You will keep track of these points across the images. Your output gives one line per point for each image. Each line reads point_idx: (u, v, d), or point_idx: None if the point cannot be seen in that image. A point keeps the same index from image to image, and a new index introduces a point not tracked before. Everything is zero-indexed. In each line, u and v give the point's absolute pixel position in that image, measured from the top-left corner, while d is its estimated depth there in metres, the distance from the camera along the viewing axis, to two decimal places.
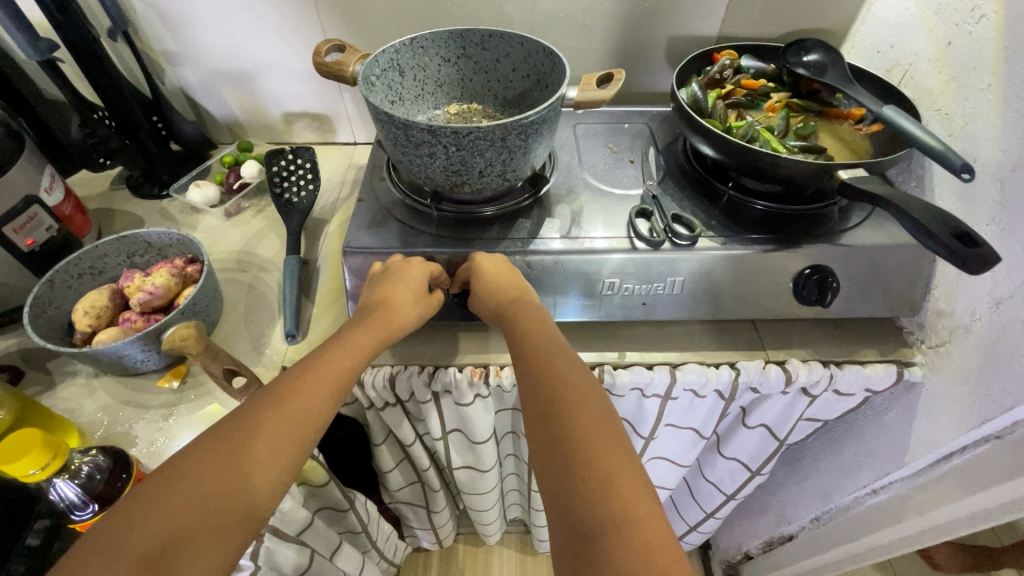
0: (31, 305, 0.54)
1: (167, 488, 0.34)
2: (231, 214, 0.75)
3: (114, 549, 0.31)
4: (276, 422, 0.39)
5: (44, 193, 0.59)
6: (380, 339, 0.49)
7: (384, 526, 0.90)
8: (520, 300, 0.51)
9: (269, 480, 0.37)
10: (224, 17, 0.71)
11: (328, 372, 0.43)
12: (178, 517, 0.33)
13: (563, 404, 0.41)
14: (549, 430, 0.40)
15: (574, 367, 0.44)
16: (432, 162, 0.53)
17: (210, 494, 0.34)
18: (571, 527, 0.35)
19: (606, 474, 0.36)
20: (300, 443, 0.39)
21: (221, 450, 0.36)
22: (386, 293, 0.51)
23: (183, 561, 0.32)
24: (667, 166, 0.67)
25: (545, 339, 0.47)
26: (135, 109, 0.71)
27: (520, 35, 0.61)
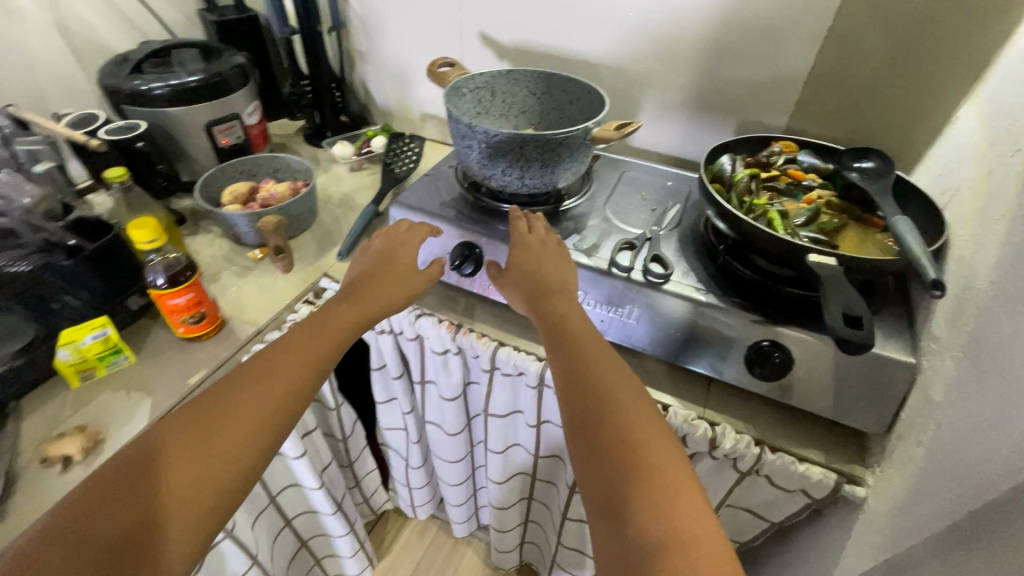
0: (204, 179, 0.82)
1: (203, 417, 0.44)
2: (354, 170, 1.00)
3: (162, 466, 0.41)
4: (297, 357, 0.50)
5: (245, 115, 0.88)
6: (389, 301, 0.59)
7: (369, 459, 1.04)
8: (561, 295, 0.59)
9: (290, 391, 0.48)
10: (402, 34, 0.97)
11: (340, 320, 0.55)
12: (222, 437, 0.44)
13: (619, 433, 0.44)
14: (598, 458, 0.43)
15: (614, 393, 0.47)
16: (469, 153, 0.68)
17: (238, 417, 0.45)
18: (630, 546, 0.38)
19: (665, 488, 0.40)
20: (313, 368, 0.50)
21: (252, 382, 0.47)
22: (386, 267, 0.63)
23: (219, 461, 0.43)
24: (683, 222, 0.73)
25: (591, 360, 0.51)
26: (325, 83, 1.00)
27: (589, 84, 0.75)
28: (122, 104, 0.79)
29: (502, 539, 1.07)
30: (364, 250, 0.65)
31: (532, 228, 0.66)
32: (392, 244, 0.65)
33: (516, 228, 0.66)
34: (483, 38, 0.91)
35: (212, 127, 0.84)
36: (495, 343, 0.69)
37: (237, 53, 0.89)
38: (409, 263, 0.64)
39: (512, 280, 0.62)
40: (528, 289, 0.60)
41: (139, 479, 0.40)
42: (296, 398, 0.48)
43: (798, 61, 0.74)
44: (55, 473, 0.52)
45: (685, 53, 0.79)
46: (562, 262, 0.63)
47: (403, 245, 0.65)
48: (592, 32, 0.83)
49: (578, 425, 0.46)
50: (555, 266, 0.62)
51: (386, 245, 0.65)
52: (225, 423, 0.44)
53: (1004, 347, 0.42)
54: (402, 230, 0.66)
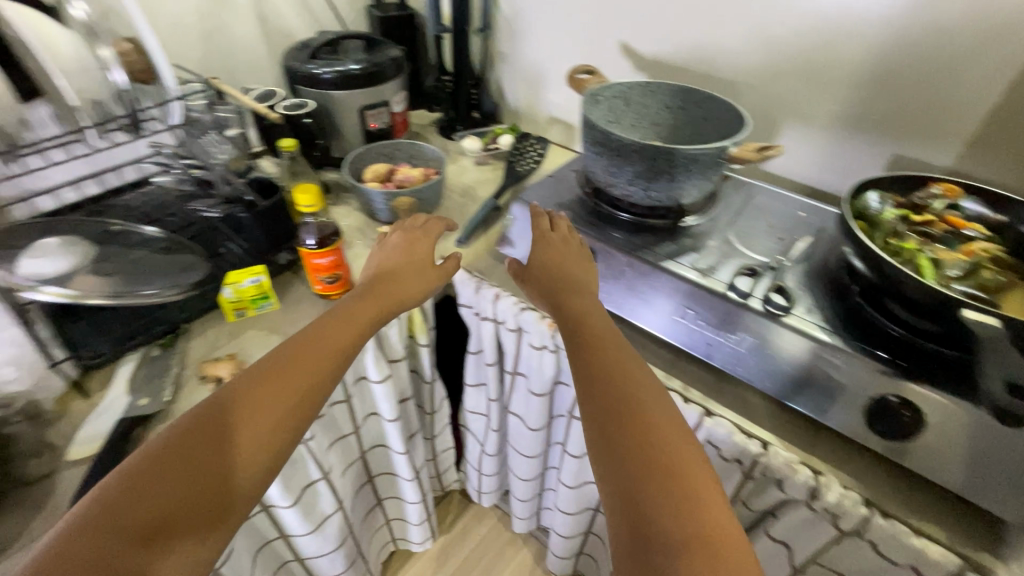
0: (352, 156, 0.91)
1: (252, 383, 0.47)
2: (479, 164, 1.05)
3: (213, 428, 0.44)
4: (344, 327, 0.55)
5: (393, 103, 0.96)
6: (423, 286, 0.65)
7: (448, 437, 1.09)
8: (580, 292, 0.62)
9: (333, 357, 0.52)
10: (544, 38, 1.01)
11: (381, 296, 0.60)
12: (275, 396, 0.47)
13: (642, 438, 0.45)
14: (618, 455, 0.45)
15: (637, 399, 0.49)
16: (599, 159, 0.70)
17: (284, 385, 0.48)
18: (653, 544, 0.39)
19: (686, 483, 0.42)
20: (354, 337, 0.55)
21: (295, 354, 0.50)
22: (410, 250, 0.68)
23: (270, 422, 0.46)
24: (814, 257, 0.69)
25: (615, 366, 0.52)
26: (465, 79, 1.07)
27: (730, 103, 0.73)
28: (297, 85, 0.90)
29: (561, 544, 1.07)
30: (383, 244, 0.69)
31: (552, 225, 0.70)
32: (413, 234, 0.70)
33: (539, 227, 0.70)
34: (623, 48, 0.92)
35: (365, 111, 0.93)
36: None
37: (395, 46, 0.98)
38: (426, 257, 0.68)
39: (533, 276, 0.66)
40: (548, 284, 0.64)
41: (187, 449, 0.43)
42: (339, 361, 0.52)
43: (978, 97, 0.67)
44: (207, 390, 0.62)
45: (841, 79, 0.75)
46: (583, 264, 0.67)
47: (419, 240, 0.69)
48: (740, 50, 0.81)
49: (598, 422, 0.48)
50: (575, 265, 0.66)
51: (404, 240, 0.69)
52: (270, 390, 0.47)
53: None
54: (418, 226, 0.71)
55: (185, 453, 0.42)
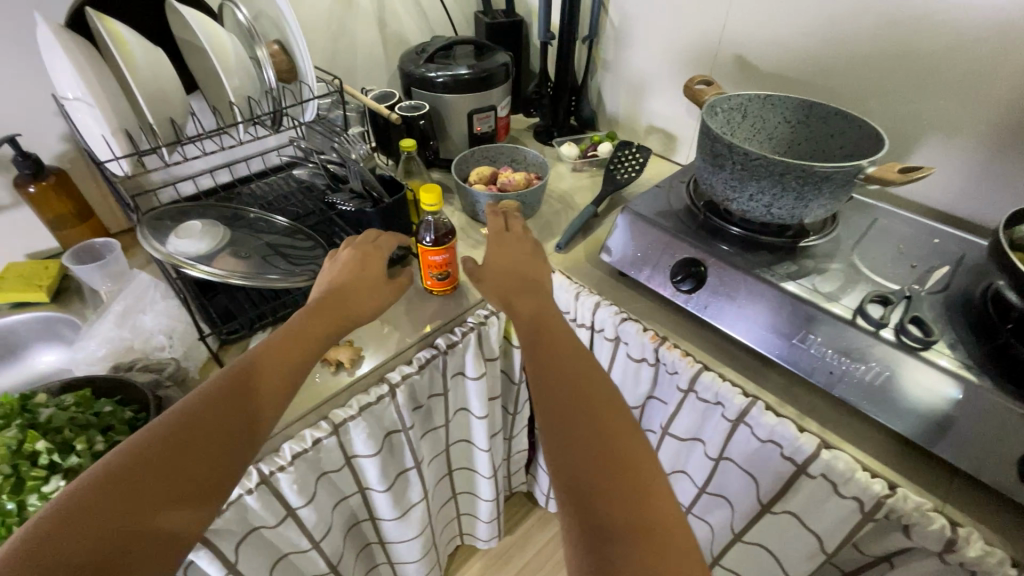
0: (458, 158, 0.93)
1: (224, 378, 0.49)
2: (575, 171, 1.05)
3: (181, 423, 0.45)
4: (315, 321, 0.56)
5: (499, 108, 0.98)
6: (393, 288, 0.64)
7: (523, 439, 1.10)
8: (541, 296, 0.63)
9: (306, 351, 0.54)
10: (652, 47, 1.00)
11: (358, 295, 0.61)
12: (252, 386, 0.49)
13: (593, 447, 0.47)
14: (562, 459, 0.47)
15: (598, 410, 0.50)
16: (718, 173, 0.68)
17: (262, 378, 0.50)
18: (597, 543, 0.42)
19: (636, 488, 0.45)
20: (328, 332, 0.57)
21: (272, 349, 0.52)
22: (369, 256, 0.65)
23: (251, 411, 0.48)
24: (954, 289, 0.63)
25: (568, 376, 0.53)
26: (567, 86, 1.07)
27: (863, 120, 0.70)
28: (412, 88, 0.94)
29: None
30: (332, 261, 0.64)
31: (508, 228, 0.72)
32: (373, 243, 0.66)
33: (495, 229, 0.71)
34: (738, 60, 0.90)
35: (473, 115, 0.95)
36: (700, 366, 0.67)
37: (505, 53, 1.00)
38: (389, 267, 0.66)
39: (491, 278, 0.65)
40: (511, 291, 0.63)
41: (169, 441, 0.44)
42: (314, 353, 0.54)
43: None
44: (327, 373, 0.66)
45: (993, 98, 0.69)
46: (537, 264, 0.69)
47: (373, 255, 0.65)
48: (873, 65, 0.77)
49: (552, 425, 0.49)
50: (529, 267, 0.67)
51: (357, 254, 0.64)
52: (250, 383, 0.49)
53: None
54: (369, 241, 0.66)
55: (161, 445, 0.43)
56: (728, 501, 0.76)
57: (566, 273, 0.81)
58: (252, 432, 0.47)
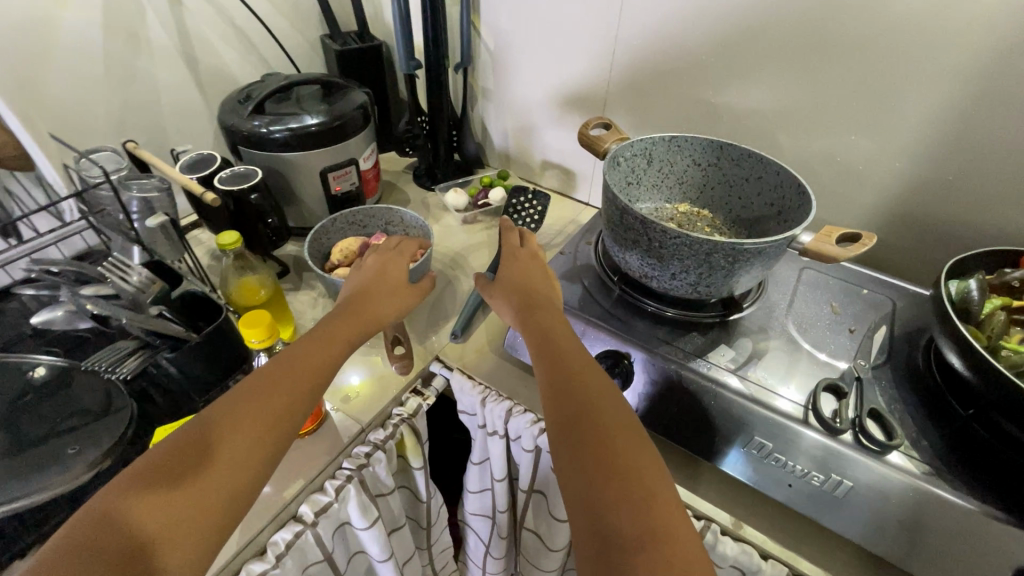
0: (315, 232, 0.74)
1: (216, 406, 0.43)
2: (466, 223, 0.89)
3: (195, 435, 0.40)
4: (333, 338, 0.51)
5: (361, 160, 0.80)
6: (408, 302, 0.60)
7: (445, 539, 0.93)
8: (546, 298, 0.56)
9: (315, 365, 0.48)
10: (535, 76, 0.87)
11: (369, 309, 0.56)
12: (269, 393, 0.44)
13: (606, 433, 0.41)
14: (579, 448, 0.41)
15: (605, 397, 0.45)
16: (632, 248, 0.56)
17: (264, 400, 0.44)
18: (605, 544, 0.36)
19: (645, 485, 0.38)
20: (334, 348, 0.50)
21: (279, 370, 0.46)
22: (383, 268, 0.61)
23: (234, 443, 0.41)
24: (893, 354, 0.57)
25: (584, 364, 0.48)
26: (443, 122, 0.91)
27: (779, 164, 0.60)
28: (239, 146, 0.72)
29: None
30: (357, 269, 0.62)
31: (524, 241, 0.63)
32: (389, 254, 0.63)
33: (509, 243, 0.63)
34: (633, 87, 0.78)
35: (328, 174, 0.76)
36: None
37: (360, 90, 0.81)
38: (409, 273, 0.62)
39: (500, 286, 0.58)
40: (514, 293, 0.57)
41: (154, 483, 0.37)
42: (323, 369, 0.48)
43: None
44: None
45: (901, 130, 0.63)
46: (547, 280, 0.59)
47: (394, 262, 0.62)
48: (777, 94, 0.68)
49: (569, 419, 0.43)
50: (539, 280, 0.58)
51: (379, 262, 0.62)
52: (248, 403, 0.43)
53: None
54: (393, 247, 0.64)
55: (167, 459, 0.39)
56: None
57: (465, 370, 0.66)
58: (224, 468, 0.40)
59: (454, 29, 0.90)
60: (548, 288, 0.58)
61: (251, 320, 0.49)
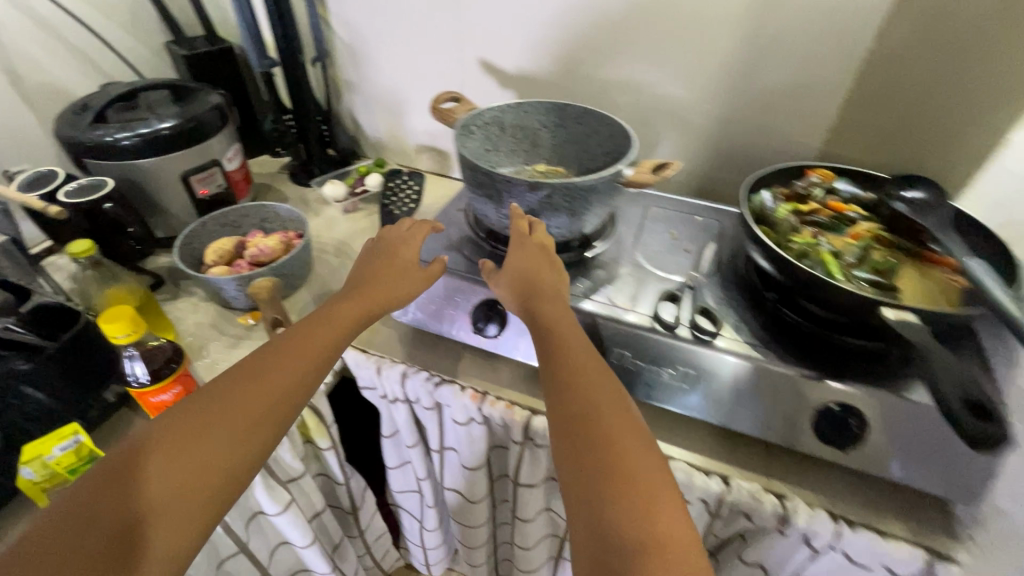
0: (183, 236, 0.72)
1: (151, 442, 0.39)
2: (348, 212, 0.91)
3: (138, 461, 0.38)
4: (293, 357, 0.47)
5: (225, 160, 0.79)
6: (375, 303, 0.55)
7: (377, 524, 0.95)
8: (546, 288, 0.54)
9: (279, 404, 0.44)
10: (392, 62, 0.90)
11: (336, 320, 0.52)
12: (224, 418, 0.42)
13: (600, 429, 0.41)
14: (582, 446, 0.41)
15: (604, 393, 0.44)
16: (488, 203, 0.61)
17: (218, 445, 0.40)
18: (604, 545, 0.36)
19: (644, 488, 0.38)
20: (300, 381, 0.46)
21: (233, 405, 0.42)
22: (376, 271, 0.58)
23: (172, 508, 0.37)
24: (719, 264, 0.67)
25: (584, 358, 0.47)
26: (310, 117, 0.92)
27: (609, 116, 0.68)
28: (84, 158, 0.69)
29: None
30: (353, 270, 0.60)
31: (534, 230, 0.58)
32: (393, 242, 0.62)
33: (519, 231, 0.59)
34: (483, 65, 0.84)
35: (190, 177, 0.75)
36: (528, 413, 0.62)
37: (213, 91, 0.80)
38: (410, 258, 0.60)
39: (501, 275, 0.57)
40: (513, 284, 0.55)
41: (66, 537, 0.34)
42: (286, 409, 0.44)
43: (827, 81, 0.69)
44: None
45: (704, 76, 0.74)
46: (556, 270, 0.57)
47: (393, 260, 0.60)
48: (607, 57, 0.77)
49: (572, 419, 0.43)
50: (552, 269, 0.56)
51: (385, 253, 0.61)
52: (186, 449, 0.39)
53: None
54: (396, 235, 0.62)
55: (106, 492, 0.37)
56: None
57: (359, 345, 0.68)
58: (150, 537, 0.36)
59: (305, 27, 0.92)
60: (555, 279, 0.56)
61: (110, 317, 0.49)
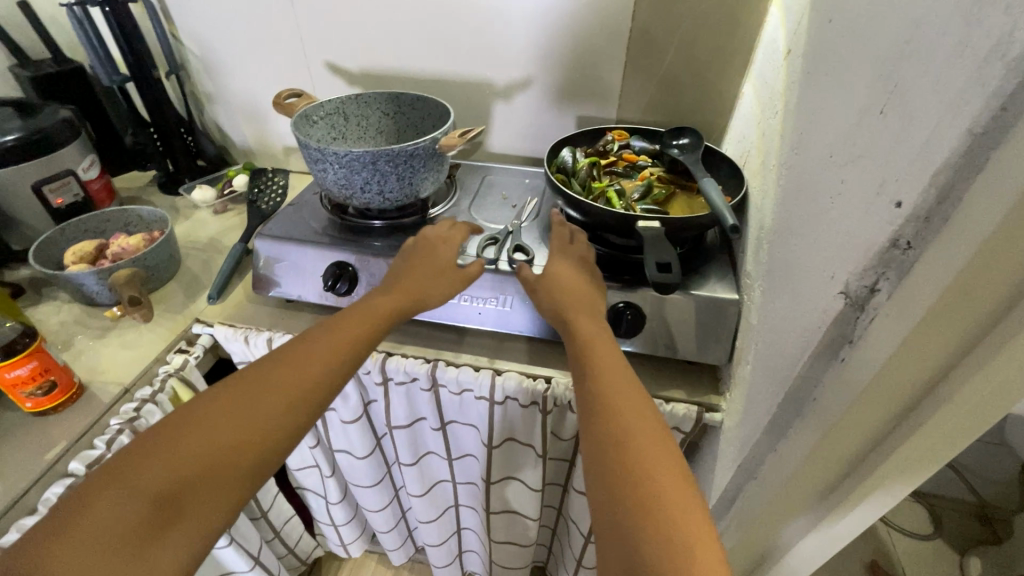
0: (39, 242, 0.75)
1: (187, 430, 0.44)
2: (219, 213, 0.96)
3: (172, 443, 0.43)
4: (309, 364, 0.51)
5: (81, 170, 0.82)
6: (394, 311, 0.59)
7: (283, 507, 0.99)
8: (585, 292, 0.60)
9: (292, 414, 0.48)
10: (246, 70, 0.97)
11: (356, 332, 0.56)
12: (258, 409, 0.47)
13: (626, 409, 0.47)
14: (612, 419, 0.47)
15: (636, 387, 0.50)
16: (326, 176, 0.70)
17: (236, 446, 0.45)
18: (628, 496, 0.41)
19: (661, 466, 0.43)
20: (314, 396, 0.50)
21: (253, 406, 0.47)
22: (405, 274, 0.63)
23: (194, 502, 0.42)
24: (539, 213, 0.80)
25: (618, 351, 0.54)
26: (171, 128, 0.97)
27: (434, 98, 0.80)
28: None
29: (439, 554, 1.07)
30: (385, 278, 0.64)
31: (575, 240, 0.67)
32: (429, 247, 0.65)
33: (560, 237, 0.68)
34: (331, 67, 0.94)
35: (43, 187, 0.78)
36: (383, 354, 0.70)
37: (61, 105, 0.83)
38: (449, 259, 0.65)
39: (538, 276, 0.62)
40: (550, 282, 0.61)
41: (106, 504, 0.39)
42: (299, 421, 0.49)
43: (610, 57, 0.84)
44: None
45: (517, 61, 0.88)
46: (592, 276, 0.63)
47: (418, 267, 0.63)
48: (437, 52, 0.89)
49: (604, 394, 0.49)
50: (584, 273, 0.63)
51: (418, 255, 0.65)
52: (211, 440, 0.44)
53: (791, 259, 0.50)
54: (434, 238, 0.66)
55: (142, 469, 0.41)
56: (473, 455, 0.83)
57: (226, 321, 0.74)
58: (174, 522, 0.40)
59: (155, 42, 0.97)
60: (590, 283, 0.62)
61: None
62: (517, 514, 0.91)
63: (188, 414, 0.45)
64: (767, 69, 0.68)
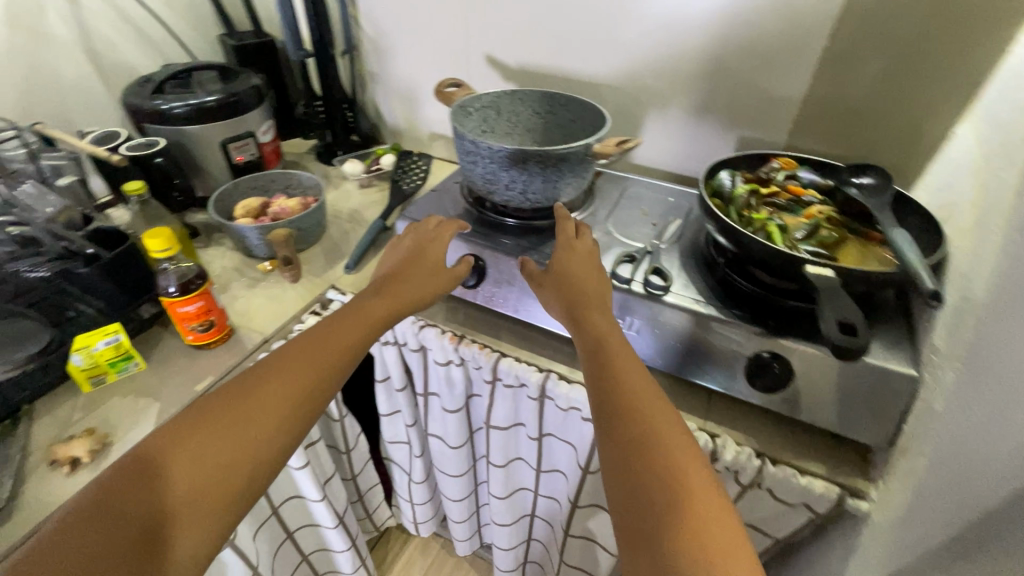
0: (218, 194, 0.84)
1: (180, 437, 0.42)
2: (363, 187, 1.02)
3: (163, 454, 0.41)
4: (316, 351, 0.50)
5: (260, 134, 0.91)
6: (400, 302, 0.58)
7: (370, 474, 1.04)
8: (597, 313, 0.55)
9: (295, 402, 0.47)
10: (411, 56, 1.01)
11: (358, 320, 0.54)
12: (258, 403, 0.45)
13: (656, 472, 0.41)
14: (640, 493, 0.40)
15: (664, 434, 0.43)
16: (474, 169, 0.71)
17: (239, 443, 0.43)
18: None
19: (709, 536, 0.38)
20: (323, 381, 0.49)
21: (253, 404, 0.45)
22: (404, 269, 0.61)
23: (196, 509, 0.40)
24: (682, 236, 0.74)
25: (641, 393, 0.46)
26: (337, 103, 1.04)
27: (589, 102, 0.77)
28: (144, 124, 0.82)
29: (505, 558, 1.06)
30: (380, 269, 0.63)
31: (580, 233, 0.63)
32: (421, 240, 0.65)
33: (565, 233, 0.62)
34: (489, 60, 0.95)
35: (229, 145, 0.87)
36: (497, 354, 0.69)
37: (254, 74, 0.93)
38: (441, 257, 0.64)
39: (551, 285, 0.59)
40: (563, 300, 0.57)
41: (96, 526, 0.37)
42: (305, 407, 0.47)
43: (791, 76, 0.76)
44: (62, 475, 0.54)
45: (683, 71, 0.82)
46: (600, 276, 0.59)
47: (417, 260, 0.63)
48: (597, 54, 0.86)
49: (630, 460, 0.42)
50: (595, 283, 0.58)
51: (415, 246, 0.64)
52: (209, 442, 0.42)
53: (1012, 345, 0.41)
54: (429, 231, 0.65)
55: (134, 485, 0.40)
56: (563, 472, 0.80)
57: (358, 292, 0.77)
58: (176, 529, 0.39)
59: (337, 23, 1.04)
60: (601, 293, 0.57)
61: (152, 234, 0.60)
62: (595, 543, 0.87)
63: (179, 422, 0.43)
64: (1000, 109, 0.57)
